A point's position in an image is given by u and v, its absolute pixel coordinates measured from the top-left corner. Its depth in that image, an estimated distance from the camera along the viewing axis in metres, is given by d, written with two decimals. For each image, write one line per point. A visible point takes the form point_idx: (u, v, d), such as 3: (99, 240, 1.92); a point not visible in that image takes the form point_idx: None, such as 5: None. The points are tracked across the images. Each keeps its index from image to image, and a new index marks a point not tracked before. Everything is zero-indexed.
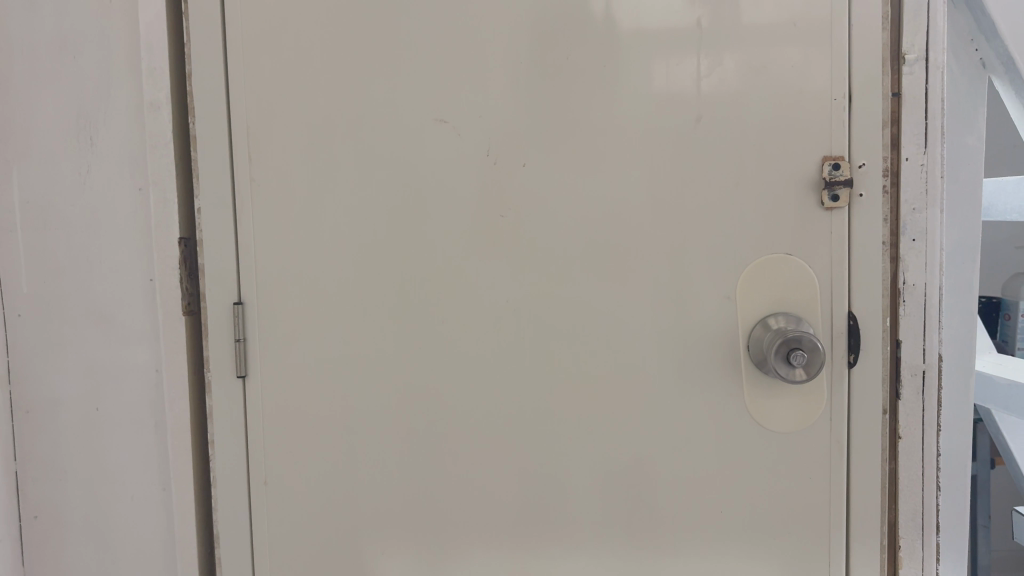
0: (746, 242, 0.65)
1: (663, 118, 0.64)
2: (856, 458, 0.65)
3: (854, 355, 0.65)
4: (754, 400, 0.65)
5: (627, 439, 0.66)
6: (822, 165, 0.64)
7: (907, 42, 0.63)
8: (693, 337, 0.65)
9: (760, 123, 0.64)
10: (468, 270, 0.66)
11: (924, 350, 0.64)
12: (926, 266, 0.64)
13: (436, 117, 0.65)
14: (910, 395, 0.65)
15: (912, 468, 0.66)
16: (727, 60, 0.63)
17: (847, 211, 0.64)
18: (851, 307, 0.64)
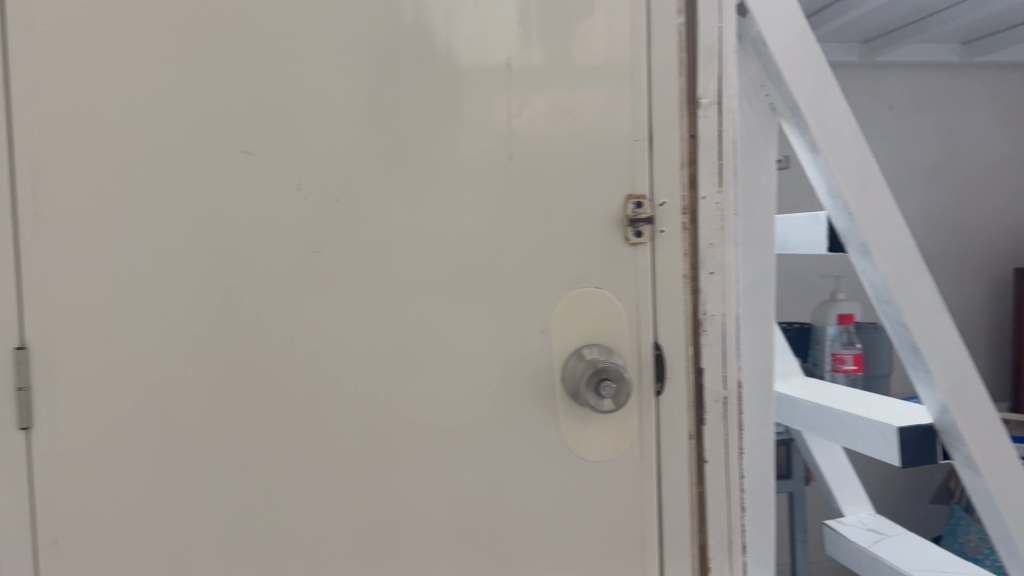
0: (558, 278, 0.66)
1: (475, 155, 0.65)
2: (665, 481, 0.68)
3: (660, 383, 0.68)
4: (569, 433, 0.67)
5: (444, 475, 0.66)
6: (625, 203, 0.67)
7: (702, 86, 0.67)
8: (510, 371, 0.66)
9: (567, 162, 0.66)
10: (277, 308, 0.64)
11: (724, 376, 0.69)
12: (724, 297, 0.68)
13: (243, 150, 0.63)
14: (713, 420, 0.69)
15: (718, 491, 0.69)
16: (535, 101, 0.65)
17: (650, 246, 0.67)
18: (656, 338, 0.68)
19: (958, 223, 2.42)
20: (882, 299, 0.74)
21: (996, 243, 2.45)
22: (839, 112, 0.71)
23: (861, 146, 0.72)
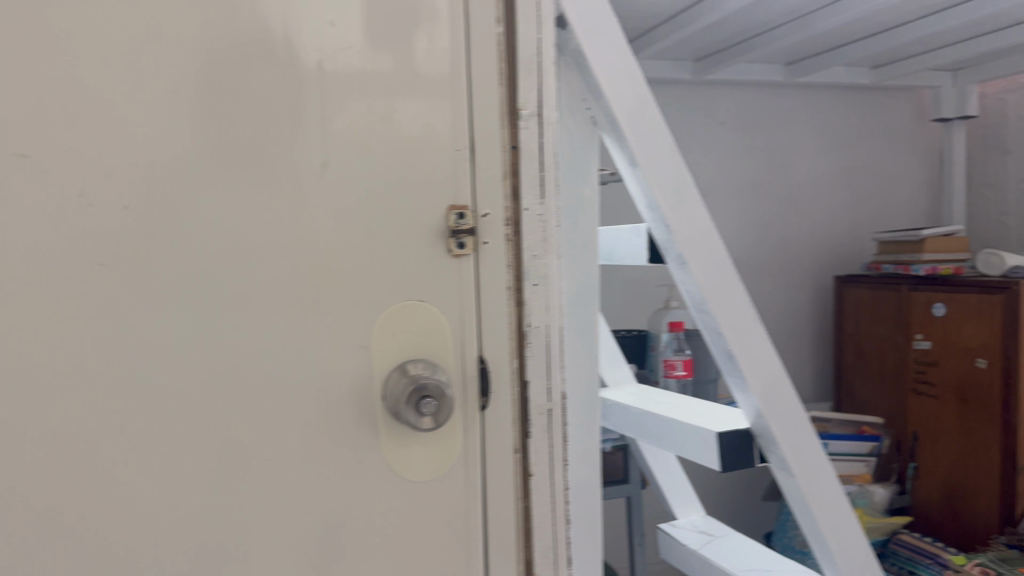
0: (378, 291, 0.64)
1: (285, 163, 0.61)
2: (490, 497, 0.67)
3: (484, 397, 0.67)
4: (391, 453, 0.64)
5: (255, 501, 0.62)
6: (448, 215, 0.65)
7: (522, 98, 0.67)
8: (327, 390, 0.63)
9: (385, 171, 0.63)
10: (57, 327, 0.57)
11: (548, 389, 0.69)
12: (547, 310, 0.69)
13: (14, 151, 0.56)
14: (538, 432, 0.69)
15: (543, 503, 0.69)
16: (349, 107, 0.62)
17: (474, 258, 0.66)
18: (481, 351, 0.67)
19: (782, 233, 2.58)
20: (700, 308, 0.76)
21: (818, 252, 2.62)
22: (656, 126, 0.73)
23: (676, 160, 0.74)
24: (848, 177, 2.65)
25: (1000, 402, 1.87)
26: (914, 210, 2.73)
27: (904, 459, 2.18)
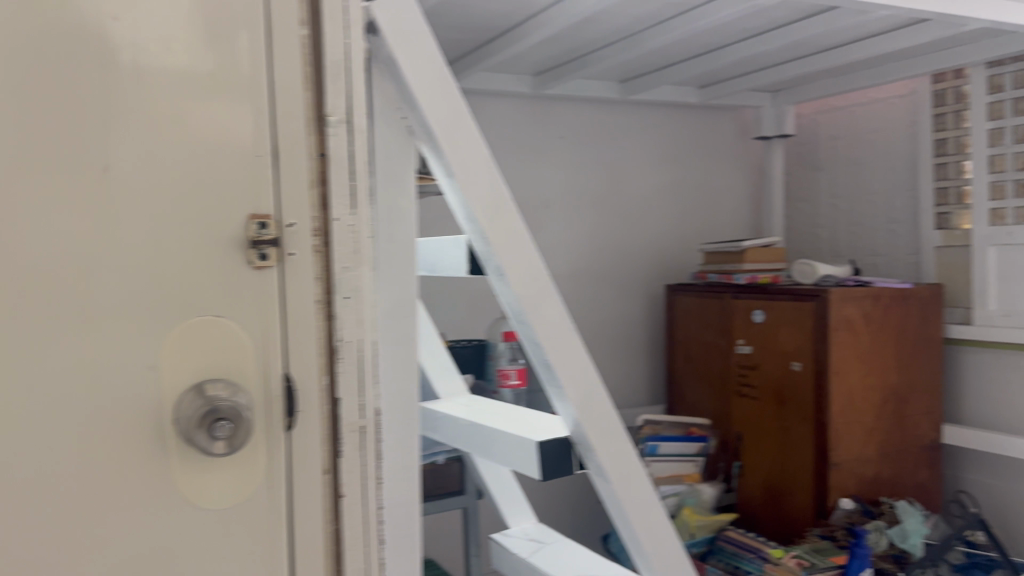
0: (170, 306, 0.59)
1: (58, 167, 0.56)
2: (297, 520, 0.64)
3: (290, 417, 0.63)
4: (182, 479, 0.60)
5: (24, 536, 0.56)
6: (249, 223, 0.61)
7: (330, 104, 0.65)
8: (111, 414, 0.58)
9: (177, 177, 0.59)
10: None
11: (361, 406, 0.66)
12: (359, 323, 0.66)
13: None
14: (350, 451, 0.66)
15: (354, 525, 0.67)
16: (134, 107, 0.58)
17: (277, 270, 0.62)
18: (286, 369, 0.63)
19: (618, 244, 2.66)
20: (519, 319, 0.76)
21: (651, 261, 2.73)
22: (472, 136, 0.72)
23: (493, 171, 0.74)
24: (679, 190, 2.78)
25: (813, 402, 2.00)
26: (738, 223, 2.89)
27: (729, 457, 2.29)
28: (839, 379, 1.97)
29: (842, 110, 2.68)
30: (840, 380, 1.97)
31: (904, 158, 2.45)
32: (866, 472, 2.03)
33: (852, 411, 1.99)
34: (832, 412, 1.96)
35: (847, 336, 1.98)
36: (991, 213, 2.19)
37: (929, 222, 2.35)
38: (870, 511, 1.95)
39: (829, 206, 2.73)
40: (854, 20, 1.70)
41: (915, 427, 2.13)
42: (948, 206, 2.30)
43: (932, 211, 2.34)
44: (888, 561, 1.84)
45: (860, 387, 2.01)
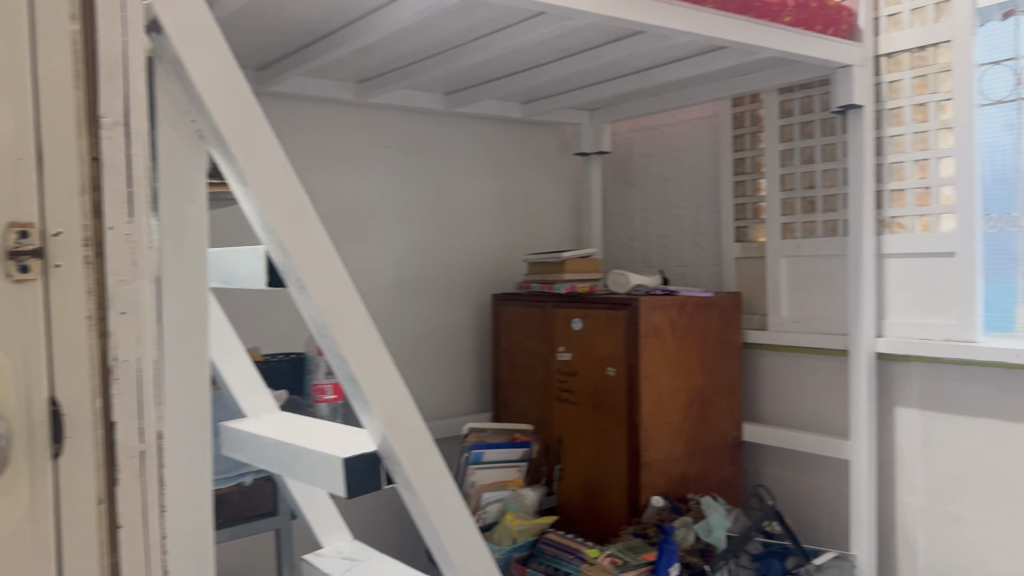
0: None
1: None
2: (66, 558, 0.59)
3: (58, 444, 0.58)
4: None
5: None
6: (7, 232, 0.56)
7: (104, 103, 0.59)
8: None
9: None
10: None
11: (140, 429, 0.61)
12: (136, 341, 0.61)
13: None
14: (127, 479, 0.61)
15: (134, 559, 0.61)
16: None
17: (41, 284, 0.57)
18: (52, 393, 0.58)
19: (444, 254, 2.67)
20: (322, 333, 0.74)
21: (476, 272, 2.75)
22: (268, 143, 0.70)
23: (291, 181, 0.71)
24: (503, 201, 2.82)
25: (626, 406, 2.10)
26: (559, 234, 2.98)
27: (550, 461, 2.35)
28: (649, 382, 2.09)
29: (653, 129, 2.83)
30: (650, 383, 2.09)
31: (709, 175, 2.62)
32: (675, 470, 2.15)
33: (660, 413, 2.11)
34: (643, 414, 2.07)
35: (655, 342, 2.11)
36: (783, 227, 2.38)
37: (730, 235, 2.52)
38: (678, 508, 2.07)
39: (643, 219, 2.87)
40: (659, 44, 1.80)
41: (718, 427, 2.28)
42: (746, 221, 2.49)
43: (732, 225, 2.52)
44: (695, 554, 1.97)
45: (667, 390, 2.13)
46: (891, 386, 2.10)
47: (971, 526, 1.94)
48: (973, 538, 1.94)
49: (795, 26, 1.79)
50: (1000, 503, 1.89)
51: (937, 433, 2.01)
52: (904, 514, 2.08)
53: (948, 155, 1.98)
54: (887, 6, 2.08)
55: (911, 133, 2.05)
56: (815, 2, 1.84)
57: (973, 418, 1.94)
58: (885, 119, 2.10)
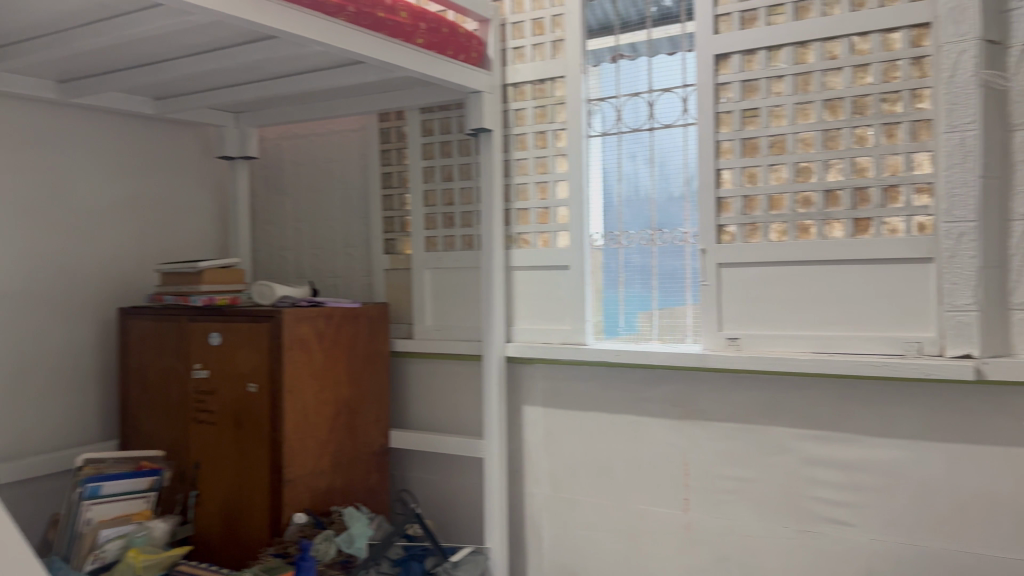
0: None
1: None
2: None
3: None
4: None
5: None
6: None
7: None
8: None
9: None
10: None
11: None
12: None
13: None
14: None
15: None
16: None
17: None
18: None
19: (62, 262, 2.37)
20: None
21: (101, 284, 2.48)
22: None
23: None
24: (135, 206, 2.58)
25: (268, 423, 2.03)
26: (201, 243, 2.80)
27: (186, 487, 2.18)
28: (292, 396, 2.03)
29: (303, 138, 2.77)
30: (294, 397, 2.04)
31: (359, 188, 2.63)
32: (319, 484, 2.12)
33: (305, 427, 2.07)
34: (286, 430, 2.02)
35: (300, 354, 2.06)
36: (426, 240, 2.46)
37: (378, 247, 2.56)
38: (321, 522, 2.03)
39: (293, 230, 2.80)
40: (294, 51, 1.76)
41: (365, 436, 2.29)
42: (393, 233, 2.54)
43: (380, 237, 2.55)
44: (336, 567, 1.95)
45: (312, 403, 2.10)
46: (519, 387, 2.26)
47: (586, 510, 2.16)
48: (587, 521, 2.16)
49: (427, 49, 1.87)
50: (608, 487, 2.12)
51: (556, 429, 2.21)
52: (531, 504, 2.25)
53: (563, 179, 2.20)
54: (513, 39, 2.25)
55: (533, 158, 2.24)
56: (446, 28, 1.94)
57: (583, 413, 2.16)
58: (513, 143, 2.27)
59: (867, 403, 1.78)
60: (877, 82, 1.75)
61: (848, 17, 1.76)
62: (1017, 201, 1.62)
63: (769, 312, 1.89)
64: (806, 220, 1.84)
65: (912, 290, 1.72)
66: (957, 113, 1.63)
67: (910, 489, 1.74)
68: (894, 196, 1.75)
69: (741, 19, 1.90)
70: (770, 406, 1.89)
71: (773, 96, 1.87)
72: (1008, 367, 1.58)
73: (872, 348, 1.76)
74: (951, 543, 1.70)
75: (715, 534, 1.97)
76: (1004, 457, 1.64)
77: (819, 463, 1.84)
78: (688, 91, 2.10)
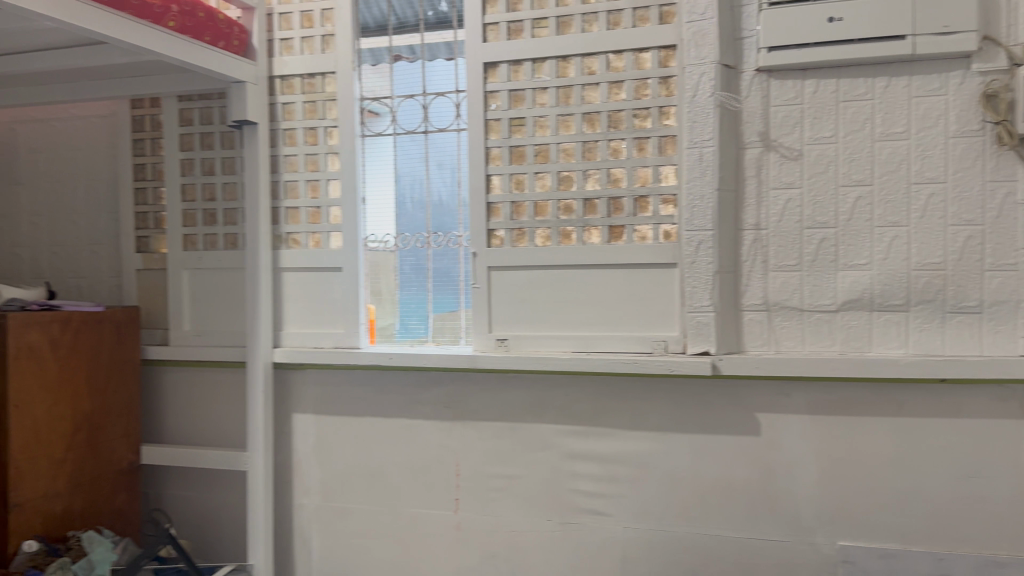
0: None
1: None
2: None
3: None
4: None
5: None
6: None
7: None
8: None
9: None
10: None
11: None
12: None
13: None
14: None
15: None
16: None
17: None
18: None
19: None
20: None
21: None
22: None
23: None
24: None
25: None
26: None
27: None
28: (18, 412, 1.81)
29: (41, 122, 2.48)
30: (21, 413, 1.82)
31: (109, 180, 2.41)
32: (54, 508, 1.91)
33: (36, 445, 1.86)
34: (11, 449, 1.80)
35: (29, 364, 1.84)
36: (185, 239, 2.30)
37: (129, 245, 2.35)
38: (55, 549, 1.83)
39: (28, 224, 2.50)
40: (20, 24, 1.57)
41: (110, 453, 2.09)
42: (147, 230, 2.35)
43: (132, 234, 2.35)
44: None
45: (44, 419, 1.89)
46: (287, 394, 2.16)
47: (356, 517, 2.11)
48: (357, 528, 2.11)
49: (180, 33, 1.74)
50: (378, 493, 2.09)
51: (326, 436, 2.13)
52: (299, 515, 2.16)
53: (335, 179, 2.13)
54: (281, 30, 2.16)
55: (303, 155, 2.15)
56: (203, 13, 1.82)
57: (355, 418, 2.10)
58: (280, 139, 2.17)
59: (623, 400, 1.88)
60: (630, 98, 1.86)
61: (605, 34, 1.86)
62: (747, 213, 1.78)
63: (535, 314, 1.95)
64: (568, 226, 1.92)
65: (660, 293, 1.85)
66: (697, 131, 1.77)
67: (660, 479, 1.86)
68: (644, 206, 1.87)
69: (507, 29, 1.94)
70: (535, 405, 1.95)
71: (538, 106, 1.93)
72: (739, 363, 1.74)
73: (626, 347, 1.87)
74: (695, 526, 1.84)
75: (484, 533, 2.00)
76: (737, 445, 1.80)
77: (580, 458, 1.92)
78: (460, 97, 2.12)
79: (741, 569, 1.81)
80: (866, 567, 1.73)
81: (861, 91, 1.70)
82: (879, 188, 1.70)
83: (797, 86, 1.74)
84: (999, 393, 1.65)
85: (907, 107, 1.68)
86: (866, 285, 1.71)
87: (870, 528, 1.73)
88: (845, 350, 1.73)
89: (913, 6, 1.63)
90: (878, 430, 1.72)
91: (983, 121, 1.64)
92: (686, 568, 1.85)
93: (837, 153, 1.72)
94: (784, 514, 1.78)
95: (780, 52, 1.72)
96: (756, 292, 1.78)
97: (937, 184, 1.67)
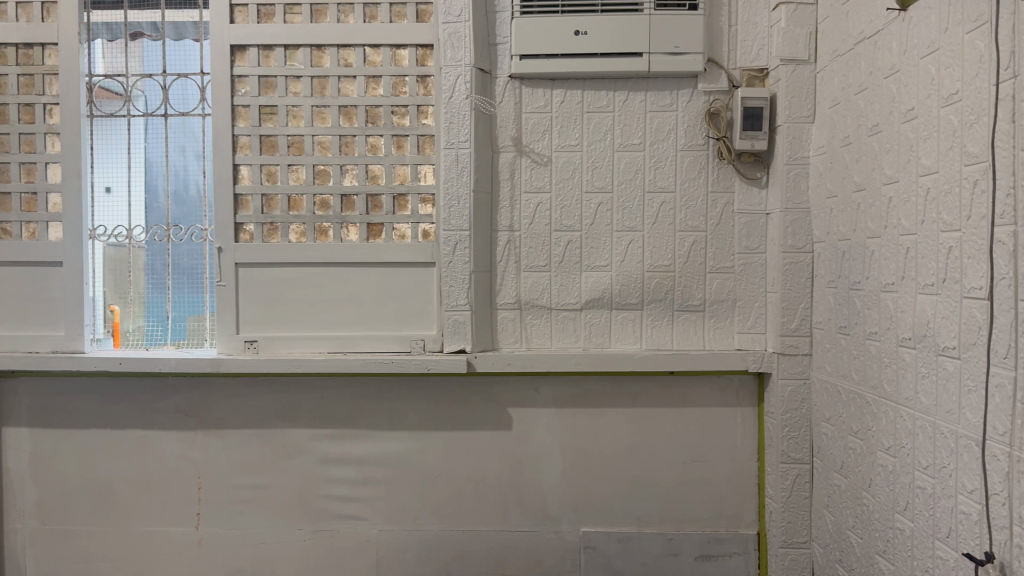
0: None
1: None
2: None
3: None
4: None
5: None
6: None
7: None
8: None
9: None
10: None
11: None
12: None
13: None
14: None
15: None
16: None
17: None
18: None
19: None
20: None
21: None
22: None
23: None
24: None
25: None
26: None
27: None
28: None
29: None
30: None
31: None
32: None
33: None
34: None
35: None
36: None
37: None
38: None
39: None
40: None
41: None
42: None
43: None
44: None
45: None
46: None
47: (82, 540, 1.90)
48: (82, 553, 1.90)
49: None
50: (108, 511, 1.90)
51: (45, 452, 1.90)
52: (12, 542, 1.91)
53: (55, 162, 1.91)
54: None
55: (17, 134, 1.91)
56: None
57: (80, 430, 1.90)
58: None
59: (378, 401, 1.85)
60: (388, 94, 1.84)
61: (360, 27, 1.82)
62: (501, 214, 1.83)
63: (286, 315, 1.86)
64: (324, 223, 1.86)
65: (416, 292, 1.85)
66: (453, 131, 1.78)
67: (414, 479, 1.85)
68: (403, 204, 1.86)
69: (257, 13, 1.84)
70: (286, 409, 1.86)
71: (290, 96, 1.85)
72: (492, 361, 1.77)
73: (382, 347, 1.85)
74: (448, 524, 1.85)
75: (229, 547, 1.88)
76: (489, 441, 1.84)
77: (333, 462, 1.86)
78: (206, 80, 1.99)
79: (492, 563, 1.85)
80: (605, 552, 1.83)
81: (604, 103, 1.80)
82: (618, 195, 1.81)
83: (547, 95, 1.81)
84: (718, 384, 1.82)
85: (643, 120, 1.80)
86: (606, 285, 1.81)
87: (609, 515, 1.83)
88: (589, 347, 1.82)
89: (649, 26, 1.75)
90: (617, 422, 1.82)
91: (706, 136, 1.80)
92: (439, 567, 1.86)
93: (582, 161, 1.81)
94: (532, 506, 1.84)
95: (531, 60, 1.77)
96: (509, 291, 1.83)
97: (668, 193, 1.81)
